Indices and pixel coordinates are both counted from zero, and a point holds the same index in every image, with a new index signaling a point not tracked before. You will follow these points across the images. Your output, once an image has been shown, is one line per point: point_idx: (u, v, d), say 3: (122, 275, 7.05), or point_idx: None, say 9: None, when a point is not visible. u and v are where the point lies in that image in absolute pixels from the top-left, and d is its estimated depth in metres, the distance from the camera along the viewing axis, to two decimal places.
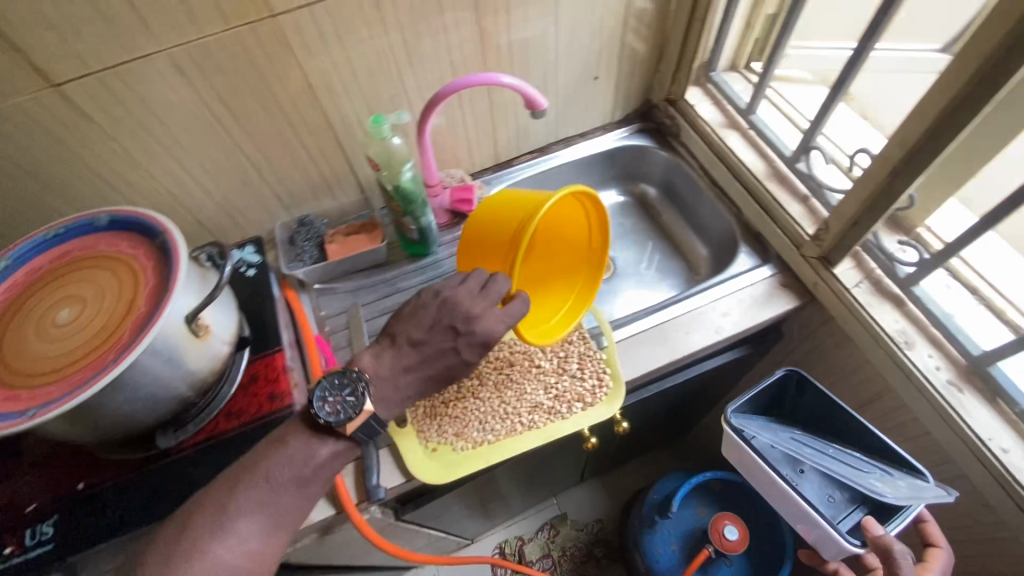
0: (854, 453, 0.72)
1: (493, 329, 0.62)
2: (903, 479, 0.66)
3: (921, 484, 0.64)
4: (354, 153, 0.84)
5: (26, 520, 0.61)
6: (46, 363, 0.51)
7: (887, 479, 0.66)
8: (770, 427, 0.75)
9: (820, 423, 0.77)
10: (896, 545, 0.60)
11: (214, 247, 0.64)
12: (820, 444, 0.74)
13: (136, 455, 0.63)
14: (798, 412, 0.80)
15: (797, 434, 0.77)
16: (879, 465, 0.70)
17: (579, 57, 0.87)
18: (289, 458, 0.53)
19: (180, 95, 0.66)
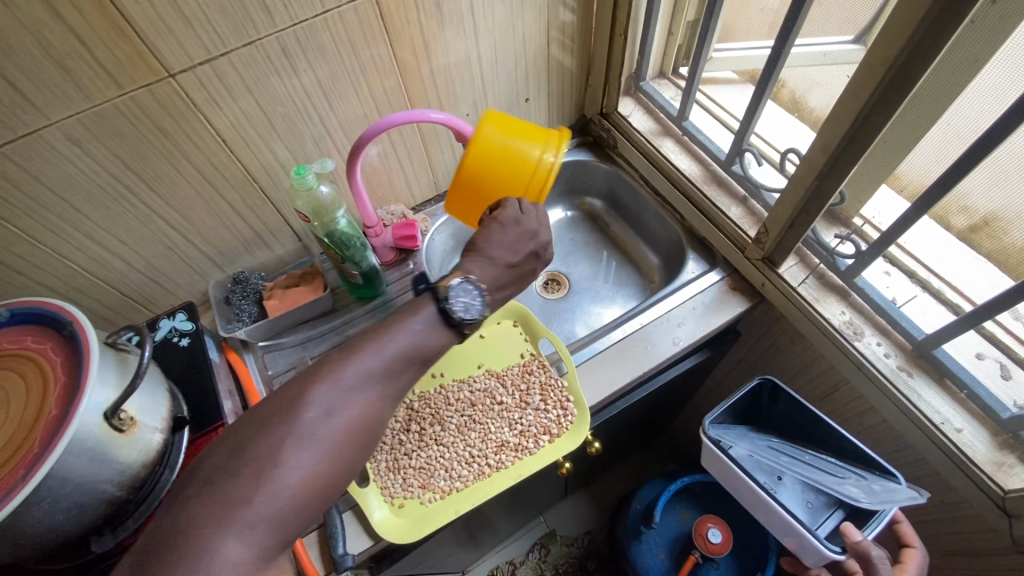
0: (829, 459, 0.75)
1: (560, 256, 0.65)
2: (878, 481, 0.68)
3: (895, 484, 0.66)
4: (283, 203, 0.80)
5: None
6: None
7: (862, 484, 0.69)
8: (748, 438, 0.77)
9: (797, 433, 0.79)
10: (873, 550, 0.62)
11: (133, 329, 0.59)
12: (797, 454, 0.77)
13: (71, 563, 0.57)
14: (772, 421, 0.82)
15: (774, 443, 0.79)
16: (854, 470, 0.72)
17: (506, 80, 0.86)
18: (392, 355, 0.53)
19: (80, 167, 0.61)
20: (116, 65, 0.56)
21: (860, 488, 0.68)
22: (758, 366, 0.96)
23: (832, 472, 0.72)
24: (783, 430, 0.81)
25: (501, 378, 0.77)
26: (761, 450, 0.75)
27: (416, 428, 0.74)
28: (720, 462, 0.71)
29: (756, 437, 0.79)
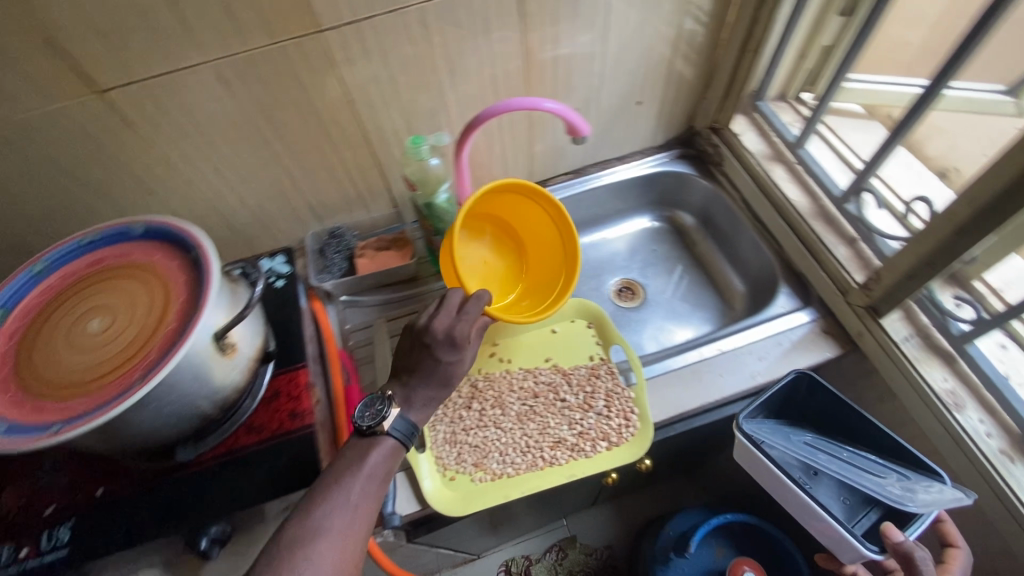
0: (867, 456, 0.69)
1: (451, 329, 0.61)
2: (921, 481, 0.63)
3: (940, 486, 0.60)
4: (389, 169, 0.83)
5: (46, 522, 0.61)
6: (73, 376, 0.50)
7: (904, 482, 0.63)
8: (781, 432, 0.72)
9: (833, 425, 0.74)
10: (917, 551, 0.55)
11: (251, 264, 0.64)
12: (832, 450, 0.71)
13: (155, 465, 0.63)
14: (809, 414, 0.76)
15: (810, 439, 0.73)
16: (895, 468, 0.66)
17: (624, 80, 0.85)
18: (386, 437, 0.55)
19: (222, 104, 0.65)
20: (275, 15, 0.59)
21: (899, 487, 0.62)
22: None
23: (871, 471, 0.66)
24: (820, 424, 0.75)
25: (567, 376, 0.77)
26: (793, 444, 0.70)
27: (477, 407, 0.75)
28: (752, 458, 0.66)
29: (789, 430, 0.74)
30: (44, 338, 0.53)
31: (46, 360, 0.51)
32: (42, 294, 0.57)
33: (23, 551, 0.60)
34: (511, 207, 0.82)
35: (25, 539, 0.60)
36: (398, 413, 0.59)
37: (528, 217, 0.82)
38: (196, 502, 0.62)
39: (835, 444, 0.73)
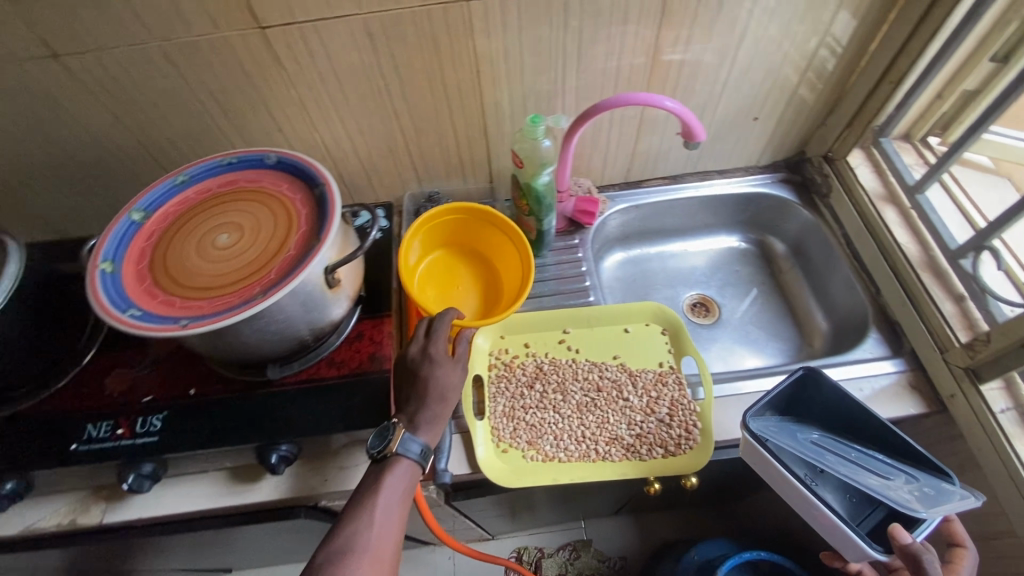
0: (876, 456, 0.65)
1: (428, 349, 0.64)
2: (929, 485, 0.59)
3: (951, 494, 0.56)
4: (495, 144, 0.85)
5: (140, 409, 0.67)
6: (201, 279, 0.55)
7: (912, 486, 0.59)
8: (788, 429, 0.67)
9: (839, 420, 0.69)
10: (925, 554, 0.53)
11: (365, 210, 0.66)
12: (835, 446, 0.66)
13: (247, 378, 0.69)
14: (816, 412, 0.70)
15: (817, 435, 0.68)
16: (903, 470, 0.62)
17: (745, 92, 0.83)
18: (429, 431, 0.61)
19: (361, 57, 0.69)
20: None
21: (905, 490, 0.58)
22: None
23: (879, 473, 0.62)
24: (826, 419, 0.70)
25: (633, 377, 0.76)
26: (798, 439, 0.65)
27: (539, 388, 0.77)
28: (761, 458, 0.63)
29: (793, 425, 0.69)
30: (178, 241, 0.58)
31: (180, 262, 0.57)
32: (180, 202, 0.62)
33: (118, 431, 0.65)
34: (508, 257, 0.83)
35: (122, 421, 0.66)
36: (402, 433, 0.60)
37: (515, 266, 0.81)
38: (273, 419, 0.66)
39: (843, 442, 0.67)
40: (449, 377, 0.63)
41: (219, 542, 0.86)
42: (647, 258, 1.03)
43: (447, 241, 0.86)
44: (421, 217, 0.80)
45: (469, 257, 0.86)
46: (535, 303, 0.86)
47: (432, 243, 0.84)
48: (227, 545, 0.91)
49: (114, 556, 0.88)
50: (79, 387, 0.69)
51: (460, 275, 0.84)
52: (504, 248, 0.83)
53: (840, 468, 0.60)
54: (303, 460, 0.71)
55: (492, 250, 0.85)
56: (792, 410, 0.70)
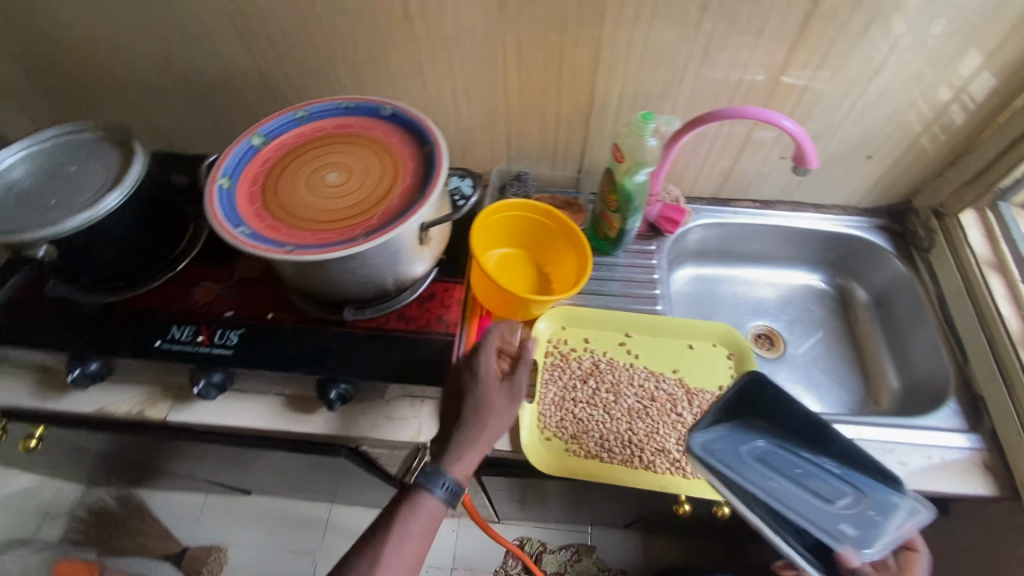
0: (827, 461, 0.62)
1: (471, 365, 0.64)
2: (875, 500, 0.58)
3: (898, 517, 0.56)
4: (593, 136, 0.84)
5: (220, 322, 0.71)
6: (307, 212, 0.58)
7: (857, 502, 0.57)
8: (731, 439, 0.61)
9: (777, 414, 0.64)
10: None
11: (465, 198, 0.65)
12: (780, 448, 0.62)
13: (321, 314, 0.72)
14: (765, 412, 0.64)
15: (762, 438, 0.63)
16: (849, 479, 0.60)
17: (865, 127, 0.79)
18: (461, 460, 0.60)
19: (489, 26, 0.70)
20: None
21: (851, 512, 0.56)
22: (948, 556, 0.82)
23: (824, 482, 0.59)
24: (770, 416, 0.64)
25: (690, 395, 0.75)
26: (741, 456, 0.60)
27: (592, 384, 0.76)
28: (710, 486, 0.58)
29: (735, 430, 0.63)
30: (291, 172, 0.61)
31: (290, 192, 0.59)
32: (297, 135, 0.65)
33: (199, 338, 0.70)
34: (566, 264, 0.82)
35: (204, 329, 0.70)
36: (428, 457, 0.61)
37: (571, 282, 0.80)
38: (338, 356, 0.69)
39: (785, 438, 0.63)
40: (485, 398, 0.61)
41: (258, 462, 0.90)
42: (718, 279, 1.01)
43: (513, 239, 0.85)
44: (498, 205, 0.81)
45: (531, 258, 0.85)
46: (602, 301, 0.85)
47: (502, 232, 0.84)
48: (262, 467, 0.95)
49: (163, 454, 0.94)
50: (170, 290, 0.74)
51: (519, 270, 0.84)
52: (566, 262, 0.82)
53: (788, 494, 0.56)
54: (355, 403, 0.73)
55: (551, 257, 0.84)
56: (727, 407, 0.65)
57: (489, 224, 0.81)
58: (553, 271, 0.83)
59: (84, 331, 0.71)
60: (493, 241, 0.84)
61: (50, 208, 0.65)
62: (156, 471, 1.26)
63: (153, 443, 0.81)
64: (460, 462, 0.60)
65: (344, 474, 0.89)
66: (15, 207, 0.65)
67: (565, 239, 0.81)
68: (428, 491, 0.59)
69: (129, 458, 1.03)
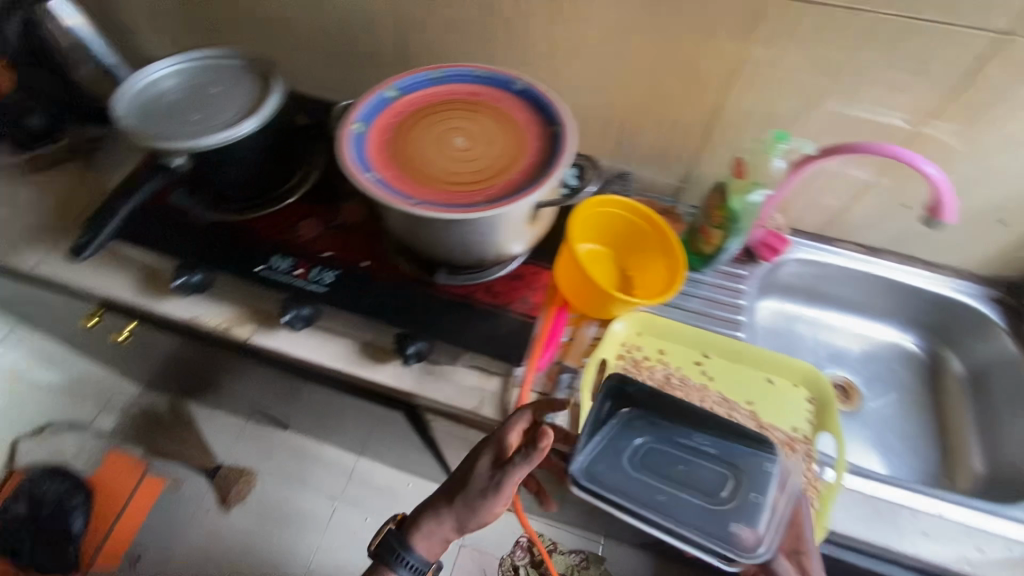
0: (704, 438, 0.69)
1: (479, 454, 0.66)
2: (749, 475, 0.66)
3: (772, 488, 0.65)
4: (710, 149, 0.82)
5: (317, 261, 0.74)
6: (430, 169, 0.59)
7: (739, 484, 0.65)
8: (607, 446, 0.67)
9: (652, 404, 0.70)
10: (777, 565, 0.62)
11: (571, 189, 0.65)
12: (659, 441, 0.68)
13: (414, 272, 0.73)
14: (646, 405, 0.70)
15: (640, 435, 0.68)
16: (723, 459, 0.67)
17: (1006, 189, 0.75)
18: (427, 535, 0.68)
19: (637, 19, 0.70)
20: None
21: (734, 499, 0.64)
22: None
23: (703, 468, 0.66)
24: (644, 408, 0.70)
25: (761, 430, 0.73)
26: (627, 468, 0.65)
27: None
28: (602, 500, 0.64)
29: (620, 433, 0.68)
30: (420, 129, 0.63)
31: (417, 147, 0.61)
32: (430, 94, 0.67)
33: (297, 271, 0.73)
34: (653, 274, 0.79)
35: (302, 264, 0.74)
36: (393, 527, 0.69)
37: (656, 290, 0.78)
38: (424, 314, 0.71)
39: (660, 423, 0.69)
40: (470, 494, 0.65)
41: (315, 400, 0.94)
42: (801, 319, 0.96)
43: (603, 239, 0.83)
44: (600, 199, 0.80)
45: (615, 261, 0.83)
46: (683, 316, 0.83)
47: (595, 230, 0.83)
48: (315, 406, 0.99)
49: (229, 373, 0.99)
50: (275, 221, 0.77)
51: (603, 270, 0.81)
52: (654, 271, 0.80)
53: (674, 500, 0.64)
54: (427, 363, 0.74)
55: (636, 265, 0.82)
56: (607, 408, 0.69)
57: (586, 216, 0.80)
58: (637, 278, 0.81)
59: (198, 244, 0.76)
60: (583, 235, 0.82)
61: (192, 122, 0.69)
62: (212, 387, 1.34)
63: (230, 360, 0.86)
64: (421, 542, 0.67)
65: (393, 430, 0.91)
66: (162, 115, 0.70)
67: (659, 249, 0.79)
68: (392, 569, 0.67)
69: (197, 370, 1.09)
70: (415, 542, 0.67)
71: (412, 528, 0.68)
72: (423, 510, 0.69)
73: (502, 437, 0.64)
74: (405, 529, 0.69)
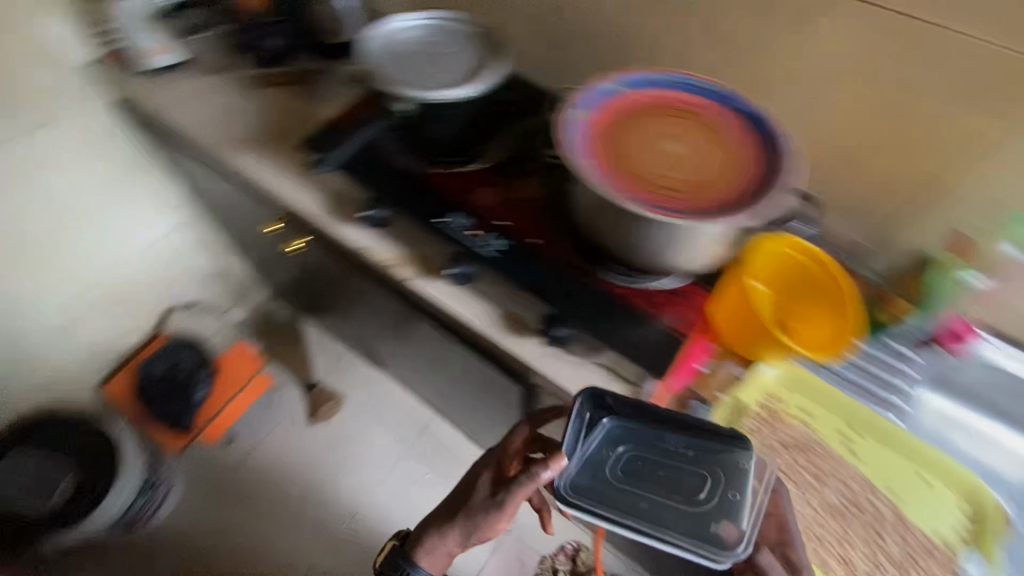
0: (675, 437, 0.68)
1: (483, 470, 0.77)
2: (726, 475, 0.65)
3: (749, 483, 0.64)
4: (917, 214, 0.77)
5: (492, 228, 0.78)
6: (640, 168, 0.62)
7: (715, 483, 0.64)
8: (590, 462, 0.66)
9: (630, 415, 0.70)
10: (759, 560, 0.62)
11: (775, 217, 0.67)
12: (638, 449, 0.67)
13: (580, 262, 0.75)
14: (621, 414, 0.69)
15: (622, 444, 0.68)
16: (701, 461, 0.65)
17: None
18: (430, 552, 0.77)
19: (887, 61, 0.70)
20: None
21: (713, 497, 0.62)
22: None
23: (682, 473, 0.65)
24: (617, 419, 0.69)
25: (903, 525, 0.67)
26: (608, 478, 0.65)
27: (796, 459, 0.71)
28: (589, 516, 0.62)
29: (604, 443, 0.68)
30: (640, 128, 0.65)
31: (634, 144, 0.63)
32: (658, 94, 0.67)
33: (472, 232, 0.77)
34: (819, 328, 0.71)
35: (478, 227, 0.78)
36: (403, 544, 0.79)
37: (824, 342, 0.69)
38: (581, 302, 0.73)
39: (640, 429, 0.69)
40: (470, 511, 0.74)
41: (438, 347, 1.02)
42: None
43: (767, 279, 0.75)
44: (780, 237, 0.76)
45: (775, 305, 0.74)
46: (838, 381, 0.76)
47: (761, 267, 0.75)
48: (434, 356, 1.08)
49: (372, 305, 1.10)
50: (462, 181, 0.82)
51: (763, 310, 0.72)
52: (820, 326, 0.71)
53: (655, 505, 0.62)
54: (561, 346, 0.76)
55: (796, 317, 0.73)
56: (587, 416, 0.69)
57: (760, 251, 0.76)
58: (798, 327, 0.72)
59: (391, 184, 0.83)
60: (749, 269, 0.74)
61: (424, 74, 0.75)
62: (343, 313, 1.49)
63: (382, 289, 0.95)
64: (428, 555, 0.77)
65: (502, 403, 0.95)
66: (401, 62, 0.77)
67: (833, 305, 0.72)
68: None
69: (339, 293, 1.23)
70: (420, 557, 0.77)
71: (417, 544, 0.78)
72: (424, 529, 0.79)
73: (506, 458, 0.75)
74: (412, 545, 0.79)
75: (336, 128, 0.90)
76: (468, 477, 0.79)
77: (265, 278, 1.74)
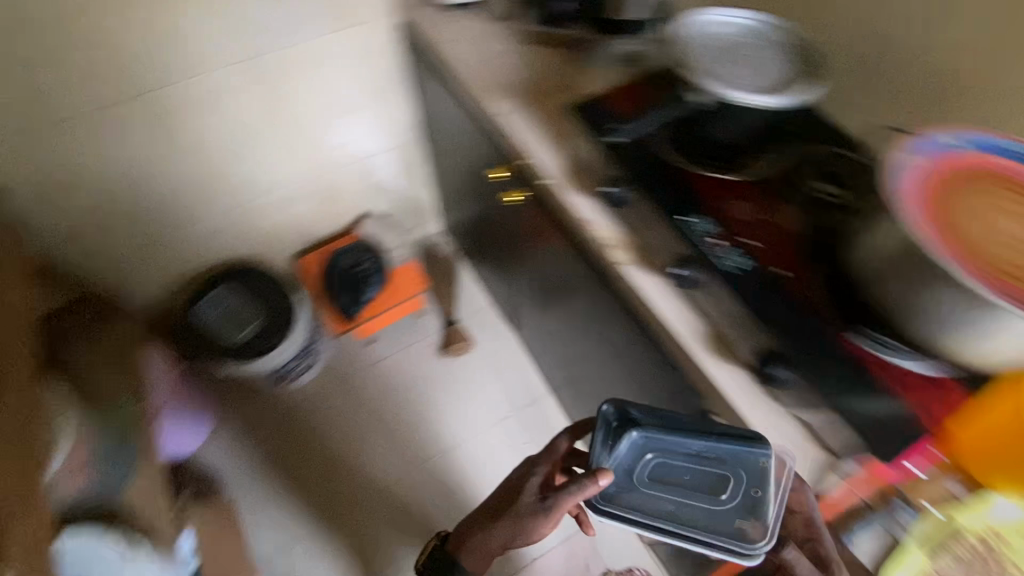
0: (699, 440, 0.77)
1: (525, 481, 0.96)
2: (750, 476, 0.73)
3: (772, 484, 0.71)
4: None
5: (741, 243, 0.81)
6: (970, 226, 0.68)
7: (737, 485, 0.72)
8: (622, 470, 0.78)
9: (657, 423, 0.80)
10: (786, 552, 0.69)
11: None
12: (663, 454, 0.77)
13: (822, 307, 0.76)
14: (648, 423, 0.80)
15: (649, 452, 0.78)
16: (725, 462, 0.73)
17: None
18: (475, 548, 1.01)
19: None
20: None
21: (738, 496, 0.71)
22: None
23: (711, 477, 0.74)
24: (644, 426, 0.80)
25: None
26: (638, 485, 0.76)
27: None
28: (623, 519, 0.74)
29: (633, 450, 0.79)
30: (972, 189, 0.71)
31: (967, 202, 0.70)
32: (997, 162, 0.73)
33: (720, 242, 0.80)
34: None
35: (727, 239, 0.81)
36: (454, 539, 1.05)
37: None
38: (814, 348, 0.74)
39: (667, 435, 0.78)
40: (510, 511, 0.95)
41: (596, 330, 1.09)
42: None
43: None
44: None
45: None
46: None
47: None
48: (586, 334, 1.15)
49: (547, 268, 1.20)
50: (721, 189, 0.85)
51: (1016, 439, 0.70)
52: None
53: (682, 507, 0.72)
54: (746, 385, 0.77)
55: None
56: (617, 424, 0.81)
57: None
58: None
59: (649, 169, 0.88)
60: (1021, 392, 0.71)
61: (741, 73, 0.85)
62: (510, 267, 1.62)
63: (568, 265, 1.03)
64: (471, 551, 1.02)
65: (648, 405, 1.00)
66: (723, 57, 0.87)
67: None
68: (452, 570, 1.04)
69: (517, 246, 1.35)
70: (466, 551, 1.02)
71: (464, 543, 1.03)
72: (467, 533, 1.02)
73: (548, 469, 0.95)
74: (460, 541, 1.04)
75: (608, 109, 0.98)
76: (511, 486, 0.98)
77: (446, 211, 1.92)
